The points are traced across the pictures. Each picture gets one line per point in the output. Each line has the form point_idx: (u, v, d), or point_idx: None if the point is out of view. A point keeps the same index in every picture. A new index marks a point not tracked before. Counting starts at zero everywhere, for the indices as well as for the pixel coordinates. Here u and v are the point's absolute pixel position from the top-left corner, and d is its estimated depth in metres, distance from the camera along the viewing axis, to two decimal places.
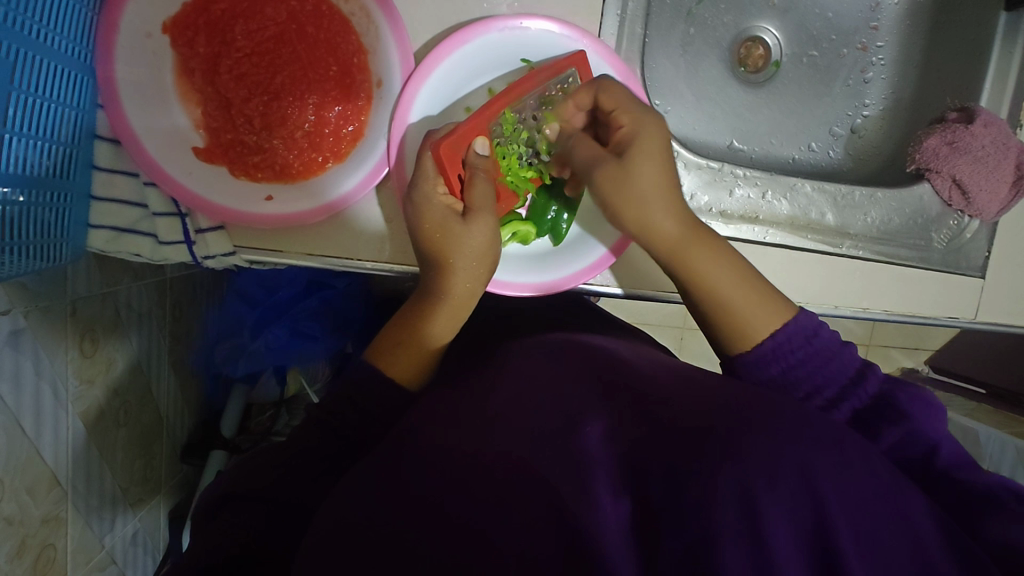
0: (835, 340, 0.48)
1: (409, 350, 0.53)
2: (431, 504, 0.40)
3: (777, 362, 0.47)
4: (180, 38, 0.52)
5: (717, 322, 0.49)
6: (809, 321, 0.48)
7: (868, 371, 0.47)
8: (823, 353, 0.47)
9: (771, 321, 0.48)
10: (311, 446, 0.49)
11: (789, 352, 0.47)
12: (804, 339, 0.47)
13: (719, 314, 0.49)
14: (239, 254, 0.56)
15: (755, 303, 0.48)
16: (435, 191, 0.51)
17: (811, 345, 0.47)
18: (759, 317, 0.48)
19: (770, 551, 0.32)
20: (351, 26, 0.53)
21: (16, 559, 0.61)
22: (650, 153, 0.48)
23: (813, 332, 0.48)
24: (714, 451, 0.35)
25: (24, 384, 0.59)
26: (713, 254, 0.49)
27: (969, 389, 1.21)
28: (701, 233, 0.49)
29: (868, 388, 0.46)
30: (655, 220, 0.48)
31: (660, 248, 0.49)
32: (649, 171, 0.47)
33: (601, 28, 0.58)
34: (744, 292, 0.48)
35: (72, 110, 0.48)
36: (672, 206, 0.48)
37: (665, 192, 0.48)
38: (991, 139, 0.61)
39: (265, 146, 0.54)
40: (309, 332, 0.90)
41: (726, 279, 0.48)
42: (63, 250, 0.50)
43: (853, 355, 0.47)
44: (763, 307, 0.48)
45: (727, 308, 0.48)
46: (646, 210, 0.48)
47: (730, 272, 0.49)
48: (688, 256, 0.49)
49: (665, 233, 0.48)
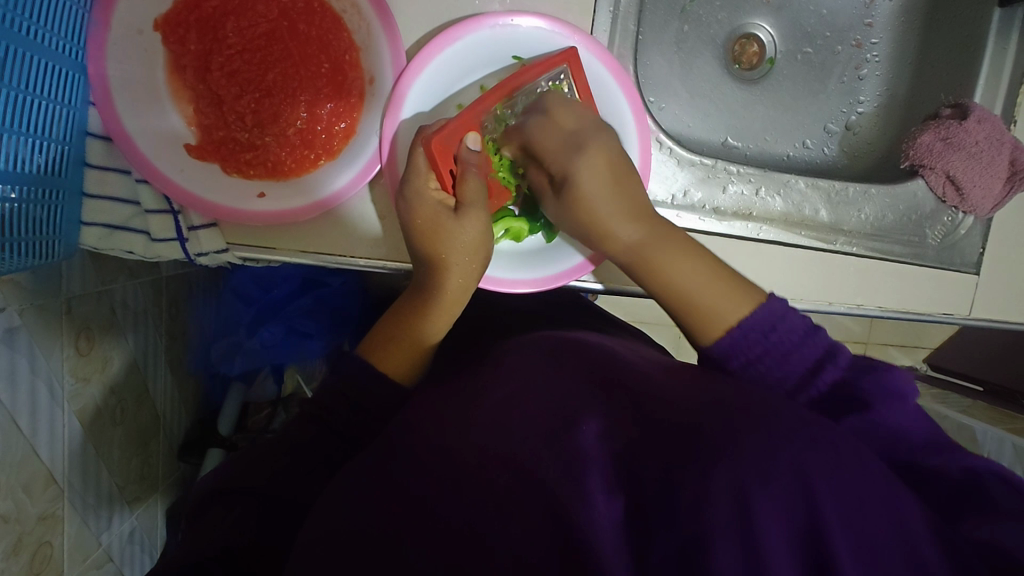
0: (800, 330, 0.45)
1: (402, 346, 0.53)
2: (422, 500, 0.40)
3: (736, 357, 0.45)
4: (172, 36, 0.52)
5: (679, 312, 0.49)
6: (770, 313, 0.46)
7: (830, 360, 0.44)
8: (784, 345, 0.44)
9: (735, 311, 0.46)
10: (304, 442, 0.49)
11: (746, 347, 0.45)
12: (761, 334, 0.45)
13: (686, 311, 0.48)
14: (232, 251, 0.56)
15: (719, 293, 0.47)
16: (427, 186, 0.52)
17: (782, 337, 0.45)
18: (723, 307, 0.46)
19: (758, 545, 0.32)
20: (342, 23, 0.53)
21: (12, 557, 0.61)
22: (597, 161, 0.50)
23: (771, 325, 0.45)
24: (705, 450, 0.35)
25: (19, 382, 0.59)
26: (678, 254, 0.49)
27: (966, 385, 1.22)
28: (667, 234, 0.50)
29: (827, 377, 0.43)
30: (612, 230, 0.49)
31: (622, 256, 0.50)
32: (597, 179, 0.49)
33: (593, 25, 0.58)
34: (710, 285, 0.47)
35: (64, 107, 0.48)
36: (628, 214, 0.50)
37: (616, 199, 0.50)
38: (985, 135, 0.62)
39: (257, 143, 0.54)
40: (304, 330, 0.90)
41: (689, 275, 0.48)
42: (56, 247, 0.50)
43: (818, 344, 0.45)
44: (728, 298, 0.47)
45: (693, 303, 0.47)
46: (602, 219, 0.50)
47: (695, 268, 0.48)
48: (654, 261, 0.49)
49: (620, 241, 0.50)
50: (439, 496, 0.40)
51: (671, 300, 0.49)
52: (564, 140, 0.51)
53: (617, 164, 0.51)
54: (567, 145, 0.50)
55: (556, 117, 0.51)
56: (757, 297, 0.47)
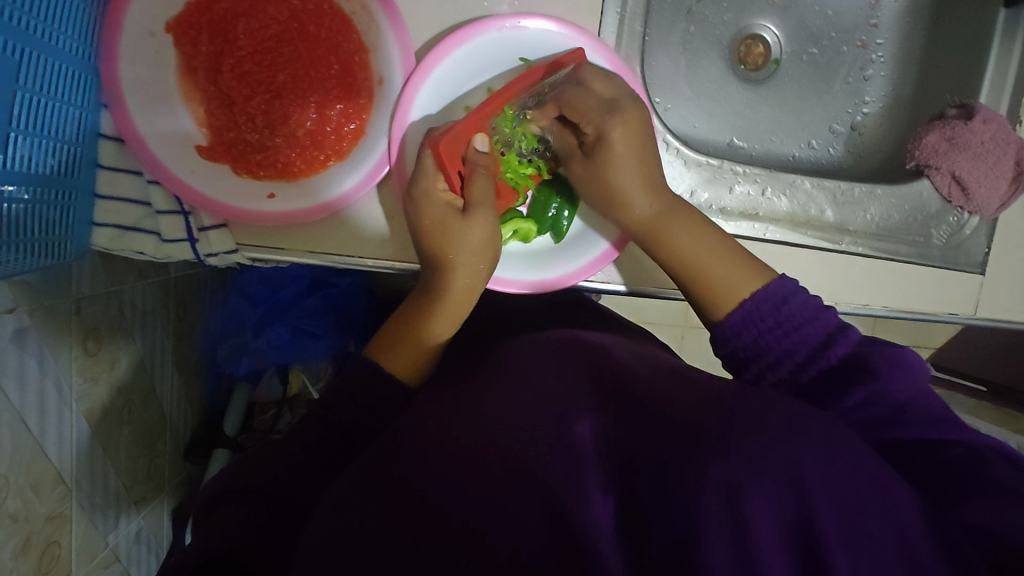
0: (811, 306, 0.47)
1: (410, 345, 0.54)
2: (432, 499, 0.40)
3: (748, 330, 0.47)
4: (182, 38, 0.53)
5: (691, 287, 0.51)
6: (781, 287, 0.48)
7: (841, 335, 0.46)
8: (795, 320, 0.47)
9: (745, 286, 0.49)
10: (312, 441, 0.50)
11: (758, 320, 0.47)
12: (773, 307, 0.47)
13: (692, 279, 0.51)
14: (242, 251, 0.56)
15: (731, 267, 0.50)
16: (435, 187, 0.52)
17: (793, 317, 0.47)
18: (733, 284, 0.50)
19: (752, 544, 0.33)
20: (352, 25, 0.53)
21: (20, 557, 0.61)
22: (630, 135, 0.50)
23: (783, 298, 0.48)
24: (707, 449, 0.36)
25: (29, 382, 0.59)
26: (690, 224, 0.52)
27: (969, 385, 1.21)
28: (678, 209, 0.52)
29: (838, 351, 0.45)
30: (632, 202, 0.52)
31: (637, 227, 0.53)
32: (630, 156, 0.51)
33: (602, 26, 0.59)
34: (719, 259, 0.50)
35: (76, 109, 0.49)
36: (648, 187, 0.52)
37: (640, 175, 0.51)
38: (990, 136, 0.61)
39: (267, 144, 0.54)
40: (310, 329, 0.90)
41: (699, 248, 0.51)
42: (67, 248, 0.50)
43: (828, 320, 0.47)
44: (739, 276, 0.50)
45: (703, 273, 0.50)
46: (624, 193, 0.52)
47: (706, 243, 0.51)
48: (668, 232, 0.51)
49: (637, 213, 0.52)
50: (451, 493, 0.40)
51: (680, 271, 0.52)
52: (601, 109, 0.51)
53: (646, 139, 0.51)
54: (603, 112, 0.50)
55: (595, 86, 0.51)
56: (765, 275, 0.50)
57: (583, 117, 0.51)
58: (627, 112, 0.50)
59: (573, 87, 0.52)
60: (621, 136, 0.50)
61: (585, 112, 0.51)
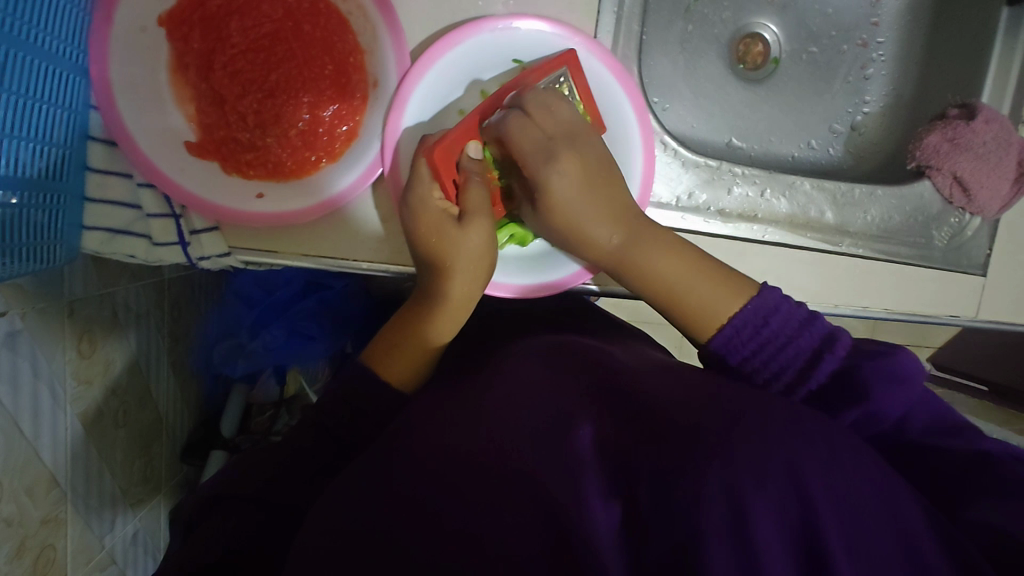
0: (795, 321, 0.46)
1: (406, 351, 0.53)
2: (424, 505, 0.40)
3: (733, 354, 0.46)
4: (175, 33, 0.52)
5: (674, 311, 0.50)
6: (760, 306, 0.46)
7: (828, 349, 0.44)
8: (778, 339, 0.45)
9: (728, 302, 0.47)
10: (305, 447, 0.49)
11: (741, 344, 0.46)
12: (754, 329, 0.46)
13: (671, 303, 0.49)
14: (234, 255, 0.55)
15: (710, 286, 0.48)
16: (431, 195, 0.51)
17: (776, 337, 0.45)
18: (715, 300, 0.48)
19: (755, 548, 0.32)
20: (348, 25, 0.53)
21: (15, 561, 0.61)
22: (572, 171, 0.50)
23: (763, 319, 0.46)
24: (706, 453, 0.35)
25: (22, 384, 0.59)
26: (664, 251, 0.50)
27: (970, 385, 1.20)
28: (646, 231, 0.51)
29: (824, 369, 0.43)
30: (593, 235, 0.50)
31: (604, 259, 0.51)
32: (574, 188, 0.50)
33: (598, 26, 0.58)
34: (698, 275, 0.49)
35: (65, 111, 0.48)
36: (609, 217, 0.50)
37: (592, 206, 0.50)
38: (992, 136, 0.61)
39: (258, 143, 0.53)
40: (307, 333, 0.89)
41: (677, 269, 0.49)
42: (57, 252, 0.50)
43: (814, 333, 0.45)
44: (719, 291, 0.48)
45: (680, 297, 0.49)
46: (583, 228, 0.50)
47: (680, 260, 0.50)
48: (635, 262, 0.50)
49: (603, 246, 0.50)
50: (443, 499, 0.39)
51: (654, 296, 0.50)
52: (540, 146, 0.50)
53: (591, 167, 0.51)
54: (541, 153, 0.49)
55: (537, 119, 0.50)
56: (753, 290, 0.48)
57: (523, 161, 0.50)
58: (566, 153, 0.50)
59: (515, 114, 0.50)
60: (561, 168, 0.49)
61: (525, 153, 0.50)
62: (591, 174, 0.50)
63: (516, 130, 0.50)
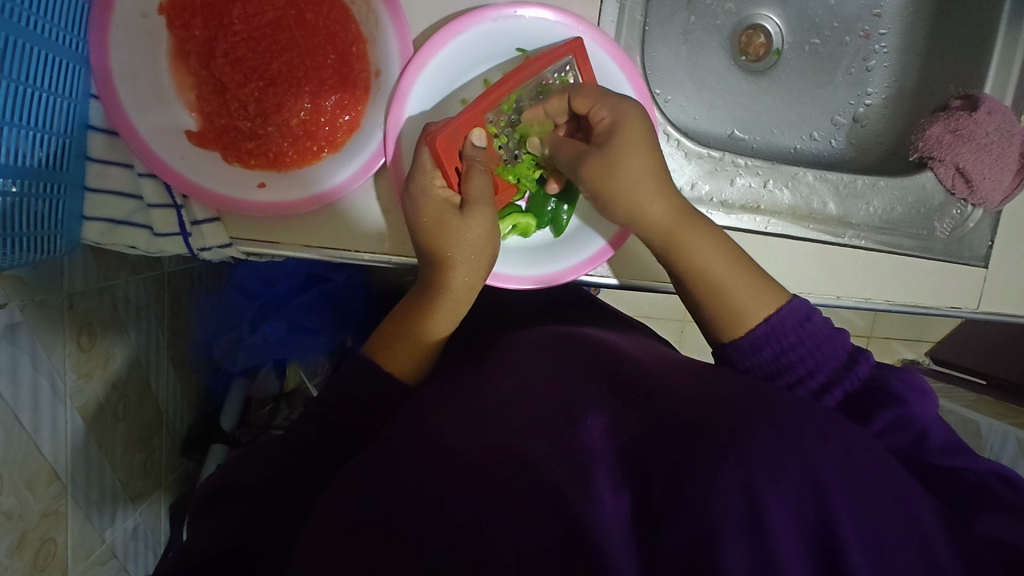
0: (829, 325, 0.47)
1: (409, 343, 0.52)
2: (429, 496, 0.40)
3: (770, 346, 0.46)
4: (176, 20, 0.51)
5: (708, 304, 0.49)
6: (802, 305, 0.47)
7: (861, 356, 0.46)
8: (817, 338, 0.46)
9: (761, 308, 0.47)
10: (311, 439, 0.49)
11: (782, 337, 0.46)
12: (796, 324, 0.46)
13: (716, 306, 0.48)
14: (235, 246, 0.55)
15: (745, 288, 0.48)
16: (433, 184, 0.51)
17: (816, 335, 0.46)
18: (751, 307, 0.47)
19: (774, 549, 0.32)
20: (351, 15, 0.52)
21: (15, 554, 0.61)
22: (639, 136, 0.48)
23: (805, 317, 0.47)
24: (720, 447, 0.35)
25: (21, 378, 0.58)
26: (705, 238, 0.49)
27: (969, 378, 1.21)
28: (695, 215, 0.49)
29: (859, 373, 0.45)
30: (645, 203, 0.48)
31: (652, 230, 0.49)
32: (640, 153, 0.47)
33: (602, 15, 0.58)
34: (733, 271, 0.48)
35: (64, 100, 0.48)
36: (663, 188, 0.48)
37: (652, 174, 0.48)
38: (995, 126, 0.61)
39: (259, 132, 0.53)
40: (307, 326, 0.88)
41: (722, 270, 0.48)
42: (57, 243, 0.49)
43: (846, 340, 0.47)
44: (756, 298, 0.47)
45: (728, 298, 0.48)
46: (637, 190, 0.48)
47: (726, 260, 0.48)
48: (682, 242, 0.48)
49: (654, 215, 0.48)
50: (448, 489, 0.40)
51: (696, 287, 0.49)
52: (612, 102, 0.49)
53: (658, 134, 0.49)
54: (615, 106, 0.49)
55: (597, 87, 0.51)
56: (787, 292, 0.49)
57: (598, 111, 0.50)
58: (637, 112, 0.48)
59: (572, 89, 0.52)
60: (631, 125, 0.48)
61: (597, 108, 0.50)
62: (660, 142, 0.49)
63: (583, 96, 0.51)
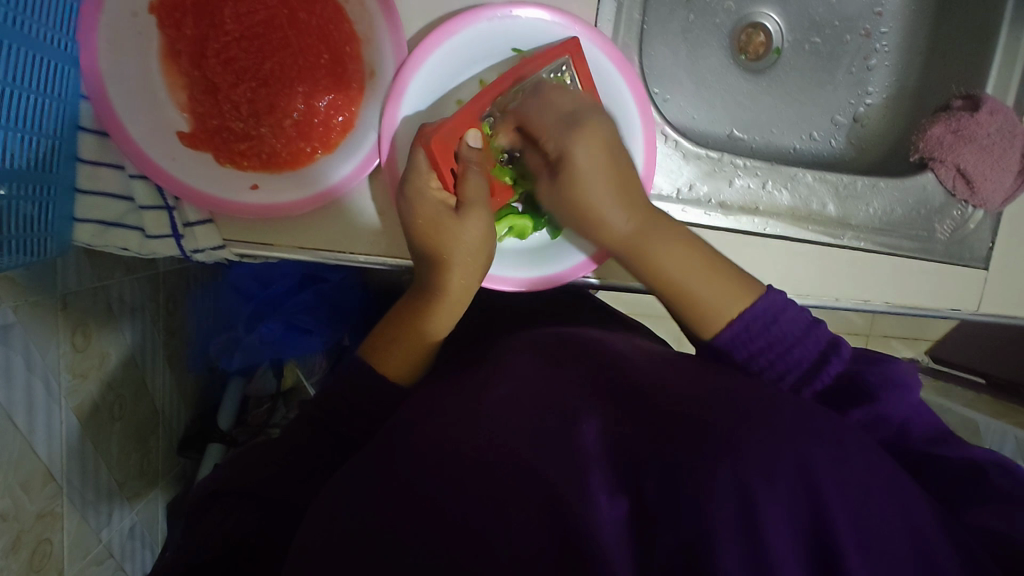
0: (801, 323, 0.45)
1: (405, 346, 0.52)
2: (423, 500, 0.39)
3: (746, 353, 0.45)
4: (167, 19, 0.51)
5: (683, 312, 0.48)
6: (770, 305, 0.45)
7: (833, 353, 0.44)
8: (787, 338, 0.44)
9: (731, 305, 0.46)
10: (303, 443, 0.49)
11: (753, 343, 0.44)
12: (763, 326, 0.45)
13: (689, 310, 0.47)
14: (229, 247, 0.54)
15: (719, 289, 0.46)
16: (428, 186, 0.50)
17: (784, 337, 0.44)
18: (722, 305, 0.46)
19: (769, 553, 0.31)
20: (344, 14, 0.52)
21: (11, 555, 0.61)
22: (590, 149, 0.48)
23: (773, 317, 0.45)
24: (715, 449, 0.34)
25: (15, 379, 0.58)
26: (676, 247, 0.48)
27: (968, 377, 1.21)
28: (660, 223, 0.49)
29: (832, 370, 0.43)
30: (607, 219, 0.48)
31: (617, 246, 0.49)
32: (596, 167, 0.48)
33: (599, 14, 0.57)
34: (709, 276, 0.47)
35: (54, 101, 0.47)
36: (624, 202, 0.49)
37: (610, 187, 0.48)
38: (997, 127, 0.60)
39: (252, 133, 0.52)
40: (304, 326, 0.87)
41: (688, 268, 0.47)
42: (48, 245, 0.49)
43: (821, 336, 0.45)
44: (726, 292, 0.46)
45: (689, 293, 0.47)
46: (597, 206, 0.48)
47: (693, 259, 0.48)
48: (647, 253, 0.48)
49: (618, 233, 0.49)
50: (441, 491, 0.39)
51: (659, 288, 0.49)
52: (563, 119, 0.49)
53: (614, 149, 0.49)
54: (563, 125, 0.49)
55: (553, 99, 0.50)
56: (759, 290, 0.47)
57: (545, 132, 0.50)
58: (590, 125, 0.49)
59: (537, 94, 0.51)
60: (585, 136, 0.48)
61: (546, 125, 0.50)
62: (616, 153, 0.49)
63: (536, 106, 0.50)
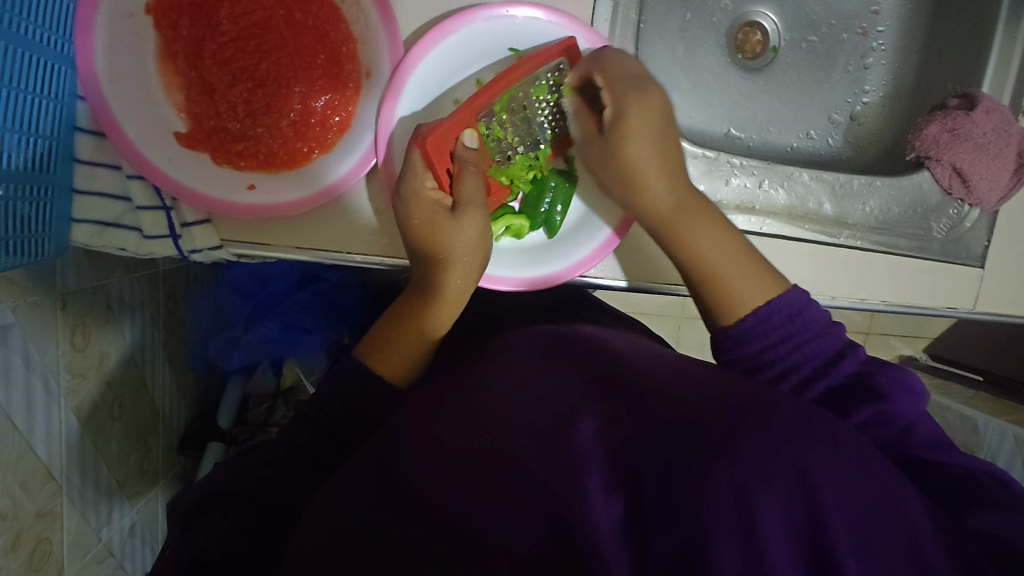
0: (822, 320, 0.46)
1: (401, 347, 0.52)
2: (420, 499, 0.40)
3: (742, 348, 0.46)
4: (163, 20, 0.51)
5: (706, 289, 0.49)
6: (795, 299, 0.47)
7: (850, 352, 0.45)
8: (796, 334, 0.45)
9: (760, 291, 0.47)
10: (300, 444, 0.49)
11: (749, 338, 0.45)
12: (786, 318, 0.46)
13: (716, 289, 0.48)
14: (226, 248, 0.55)
15: (746, 273, 0.48)
16: (424, 186, 0.50)
17: (805, 330, 0.46)
18: (748, 289, 0.47)
19: (762, 552, 0.32)
20: (340, 14, 0.52)
21: (11, 554, 0.61)
22: (644, 117, 0.50)
23: (797, 310, 0.46)
24: (710, 447, 0.34)
25: (14, 379, 0.58)
26: (710, 227, 0.50)
27: (967, 375, 1.21)
28: (697, 202, 0.51)
29: (846, 368, 0.44)
30: (651, 184, 0.50)
31: (653, 218, 0.51)
32: (647, 135, 0.50)
33: (594, 14, 0.57)
34: (737, 260, 0.49)
35: (50, 102, 0.47)
36: (667, 172, 0.50)
37: (659, 158, 0.50)
38: (992, 126, 0.61)
39: (249, 133, 0.53)
40: (303, 326, 0.88)
41: (720, 249, 0.49)
42: (45, 246, 0.49)
43: (839, 335, 0.46)
44: (753, 280, 0.48)
45: (720, 275, 0.48)
46: (641, 169, 0.50)
47: (725, 242, 0.49)
48: (681, 226, 0.50)
49: (658, 200, 0.50)
50: (439, 490, 0.39)
51: (689, 263, 0.50)
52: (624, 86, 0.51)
53: (666, 123, 0.51)
54: (624, 90, 0.50)
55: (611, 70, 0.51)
56: (785, 286, 0.48)
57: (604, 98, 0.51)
58: (646, 96, 0.50)
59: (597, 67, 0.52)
60: (639, 106, 0.50)
61: (608, 90, 0.51)
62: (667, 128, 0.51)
63: (599, 76, 0.52)
